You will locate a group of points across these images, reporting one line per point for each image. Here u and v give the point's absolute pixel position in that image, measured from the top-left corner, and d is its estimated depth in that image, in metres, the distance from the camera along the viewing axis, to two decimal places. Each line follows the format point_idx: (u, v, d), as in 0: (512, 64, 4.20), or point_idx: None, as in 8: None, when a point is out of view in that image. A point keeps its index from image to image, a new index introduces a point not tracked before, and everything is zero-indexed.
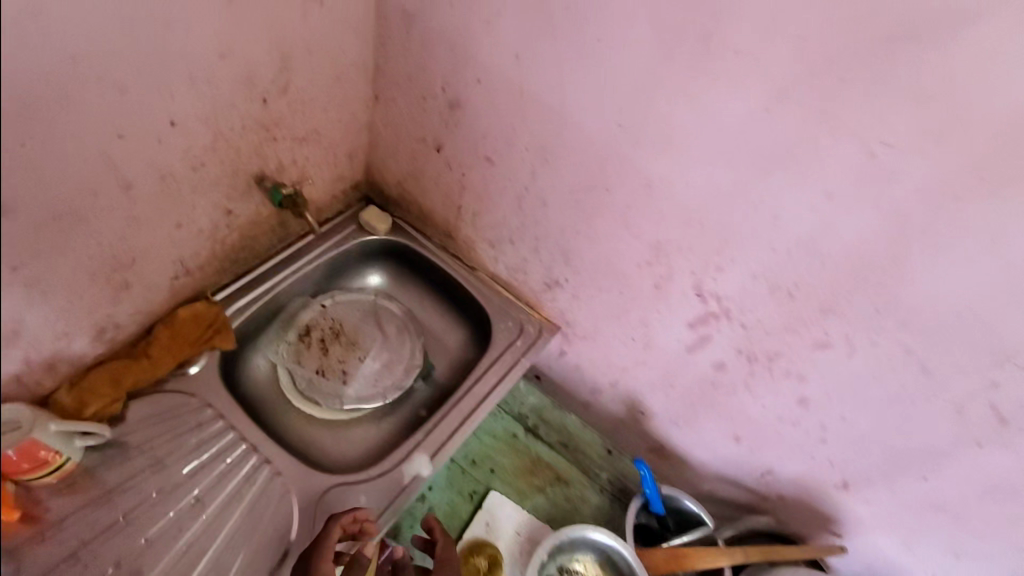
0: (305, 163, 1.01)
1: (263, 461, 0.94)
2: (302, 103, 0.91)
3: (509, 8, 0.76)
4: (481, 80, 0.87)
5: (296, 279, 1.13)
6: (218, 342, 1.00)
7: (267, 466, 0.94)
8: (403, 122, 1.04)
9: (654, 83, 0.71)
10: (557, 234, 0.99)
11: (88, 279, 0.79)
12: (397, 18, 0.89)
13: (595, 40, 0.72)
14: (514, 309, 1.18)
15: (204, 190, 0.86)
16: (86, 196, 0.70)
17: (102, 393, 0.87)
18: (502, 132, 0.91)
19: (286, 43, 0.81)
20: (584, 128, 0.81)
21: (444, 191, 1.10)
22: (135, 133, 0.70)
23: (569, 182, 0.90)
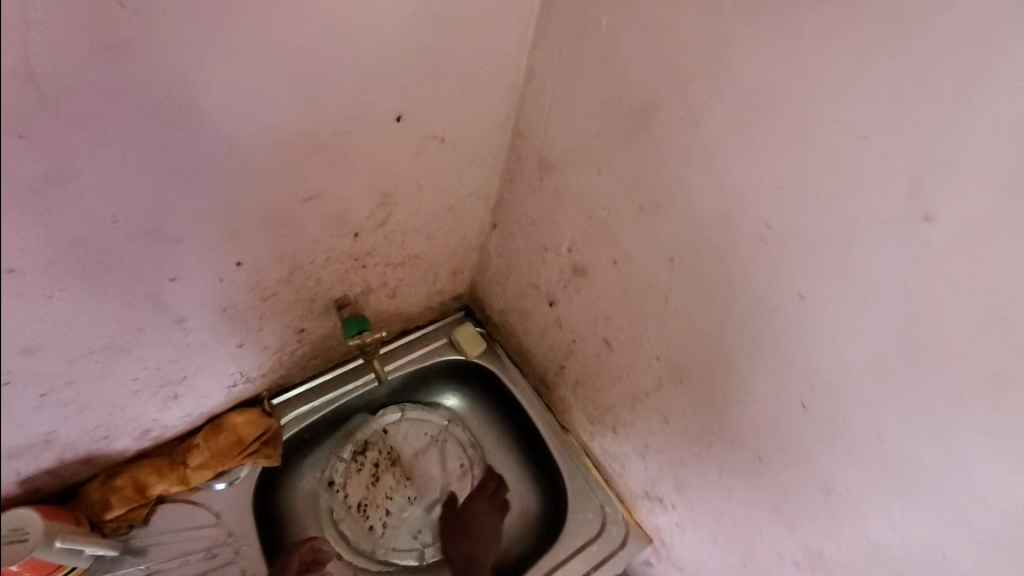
0: (398, 284, 0.88)
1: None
2: (403, 233, 0.77)
3: (675, 207, 0.54)
4: (618, 263, 0.65)
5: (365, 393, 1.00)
6: (263, 457, 0.89)
7: None
8: (519, 261, 0.86)
9: (878, 383, 0.45)
10: (673, 458, 0.75)
11: (132, 395, 0.72)
12: (532, 161, 0.71)
13: (795, 296, 0.47)
14: (601, 497, 0.95)
15: (274, 315, 0.75)
16: (130, 331, 0.62)
17: (127, 497, 0.80)
18: (629, 326, 0.69)
19: (390, 181, 0.67)
20: (745, 380, 0.57)
21: (549, 344, 0.91)
22: (192, 275, 0.60)
23: (705, 420, 0.65)
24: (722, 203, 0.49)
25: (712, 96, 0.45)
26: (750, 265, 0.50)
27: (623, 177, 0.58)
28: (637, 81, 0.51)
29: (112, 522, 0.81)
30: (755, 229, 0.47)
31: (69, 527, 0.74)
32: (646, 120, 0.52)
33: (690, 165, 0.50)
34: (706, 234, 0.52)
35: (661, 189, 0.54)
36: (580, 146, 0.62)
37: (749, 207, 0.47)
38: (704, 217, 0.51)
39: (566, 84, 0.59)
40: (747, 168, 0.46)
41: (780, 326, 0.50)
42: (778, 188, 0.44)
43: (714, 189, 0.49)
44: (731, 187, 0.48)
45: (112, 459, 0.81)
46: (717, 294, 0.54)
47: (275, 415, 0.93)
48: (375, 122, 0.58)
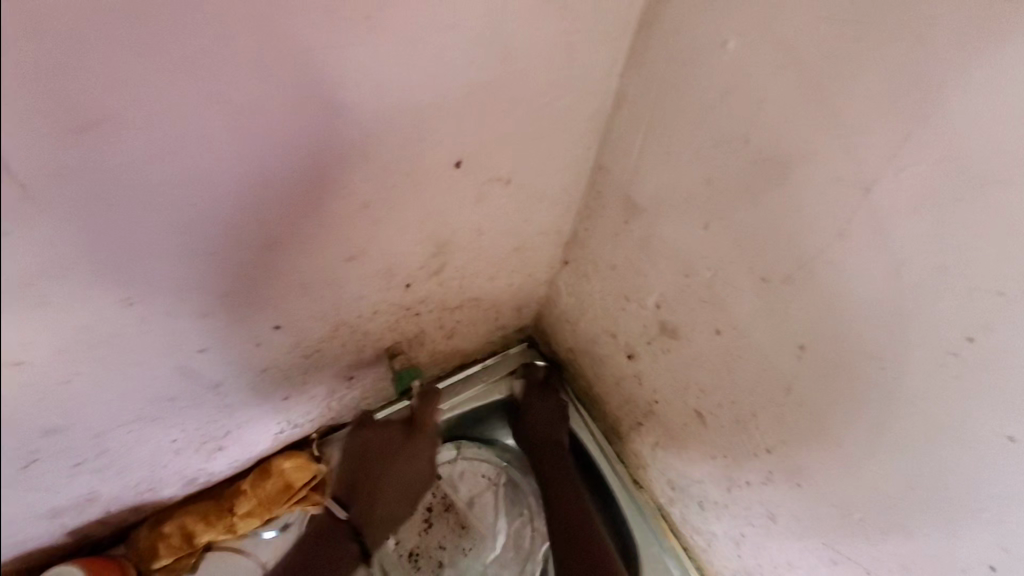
0: (455, 325, 0.79)
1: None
2: (461, 278, 0.67)
3: (814, 287, 0.41)
4: (722, 334, 0.53)
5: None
6: (311, 505, 0.82)
7: None
8: (592, 304, 0.74)
9: None
10: (777, 558, 0.62)
11: (174, 452, 0.67)
12: (616, 200, 0.58)
13: (1000, 436, 0.34)
14: (681, 567, 0.84)
15: (319, 368, 0.68)
16: (162, 401, 0.56)
17: (174, 546, 0.78)
18: (730, 406, 0.57)
19: (446, 230, 0.56)
20: (898, 510, 0.43)
21: (625, 397, 0.79)
22: (225, 344, 0.53)
23: (828, 534, 0.52)
24: (894, 298, 0.35)
25: (902, 160, 0.32)
26: (929, 383, 0.36)
27: (740, 239, 0.45)
28: (775, 124, 0.38)
29: (161, 569, 0.79)
30: (945, 342, 0.34)
31: None
32: (782, 176, 0.39)
33: (848, 242, 0.37)
34: (860, 329, 0.39)
35: (797, 263, 0.41)
36: (681, 193, 0.49)
37: (938, 311, 0.33)
38: (862, 309, 0.38)
39: (668, 118, 0.46)
40: (946, 262, 0.32)
41: (968, 465, 0.36)
42: (998, 296, 0.30)
43: (883, 278, 0.35)
44: (911, 282, 0.34)
45: (160, 505, 0.78)
46: (867, 404, 0.41)
47: (325, 456, 0.87)
48: (429, 171, 0.48)
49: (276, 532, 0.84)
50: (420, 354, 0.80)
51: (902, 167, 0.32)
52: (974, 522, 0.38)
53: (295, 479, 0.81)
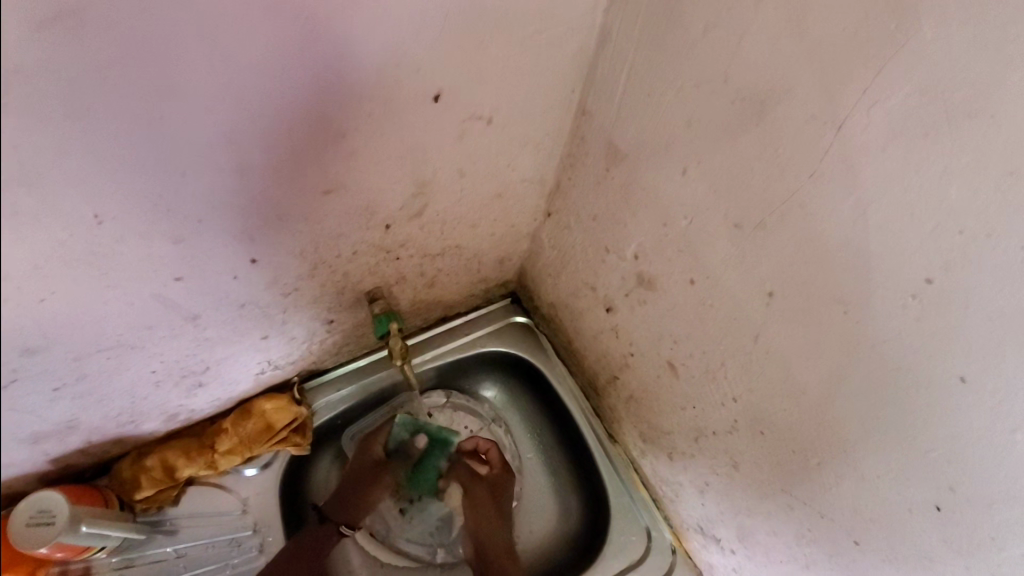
0: (437, 273, 0.79)
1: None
2: (442, 223, 0.67)
3: (785, 231, 0.41)
4: (695, 283, 0.53)
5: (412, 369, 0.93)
6: (292, 446, 0.85)
7: None
8: (573, 257, 0.75)
9: None
10: (738, 505, 0.64)
11: (154, 384, 0.68)
12: (598, 146, 0.58)
13: (952, 376, 0.34)
14: (649, 516, 0.87)
15: (299, 308, 0.68)
16: (139, 330, 0.56)
17: (156, 479, 0.79)
18: (701, 355, 0.58)
19: (426, 170, 0.56)
20: (852, 453, 0.45)
21: (602, 350, 0.80)
22: (201, 273, 0.53)
23: (786, 480, 0.54)
24: (860, 240, 0.36)
25: (876, 95, 0.31)
26: (889, 325, 0.37)
27: (716, 183, 0.45)
28: (753, 62, 0.37)
29: (142, 501, 0.80)
30: (906, 283, 0.34)
31: (96, 509, 0.74)
32: (760, 116, 0.38)
33: (819, 183, 0.36)
34: (825, 274, 0.39)
35: (769, 207, 0.41)
36: (662, 137, 0.48)
37: (901, 251, 0.34)
38: (829, 252, 0.38)
39: (651, 57, 0.46)
40: (912, 200, 0.32)
41: (921, 407, 0.37)
42: (959, 234, 0.30)
43: (850, 220, 0.36)
44: (877, 222, 0.34)
45: (142, 439, 0.79)
46: (829, 347, 0.42)
47: (306, 400, 0.88)
48: (408, 103, 0.47)
49: (256, 469, 0.85)
50: (402, 301, 0.81)
51: (875, 102, 0.31)
52: (924, 464, 0.39)
53: (277, 420, 0.82)
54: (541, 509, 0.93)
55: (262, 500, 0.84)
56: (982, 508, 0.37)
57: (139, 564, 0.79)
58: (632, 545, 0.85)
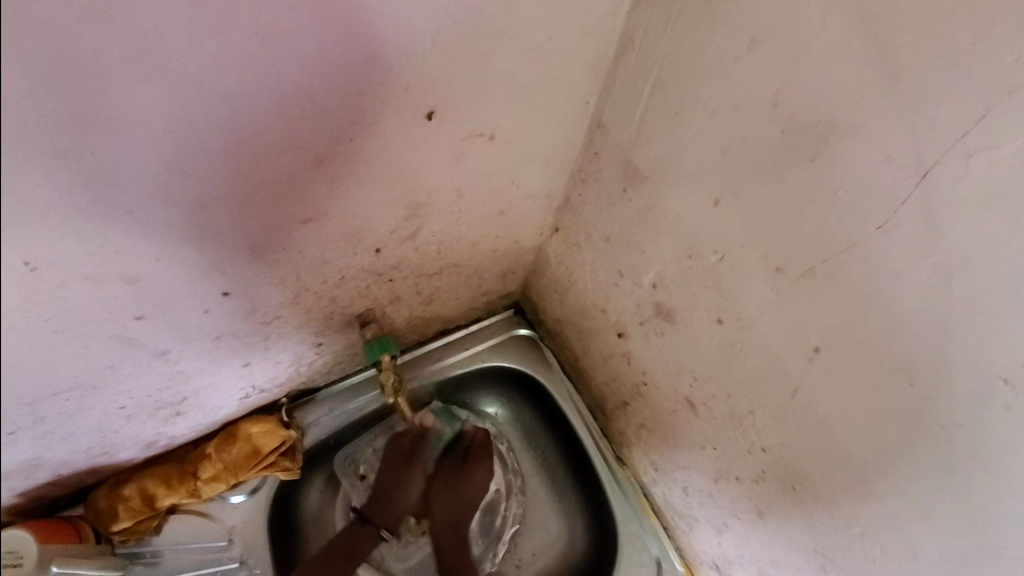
0: (434, 291, 0.73)
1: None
2: (439, 243, 0.61)
3: (841, 283, 0.35)
4: (724, 324, 0.47)
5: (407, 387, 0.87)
6: (281, 471, 0.80)
7: None
8: (583, 276, 0.68)
9: None
10: (761, 553, 0.59)
11: (126, 417, 0.62)
12: (615, 164, 0.51)
13: None
14: (658, 544, 0.82)
15: (282, 335, 0.62)
16: (100, 370, 0.50)
17: (135, 510, 0.73)
18: (726, 399, 0.52)
19: (420, 191, 0.50)
20: (905, 530, 0.39)
21: (612, 374, 0.74)
22: (165, 311, 0.47)
23: (821, 542, 0.48)
24: (941, 309, 0.29)
25: (979, 140, 0.25)
26: (967, 406, 0.31)
27: (757, 221, 0.38)
28: (813, 86, 0.31)
29: (121, 533, 0.75)
30: (997, 364, 0.28)
31: (69, 546, 0.69)
32: (818, 151, 0.32)
33: (891, 237, 0.30)
34: (890, 338, 0.33)
35: (822, 255, 0.35)
36: (692, 162, 0.42)
37: (997, 329, 0.27)
38: (898, 316, 0.32)
39: (683, 70, 0.39)
40: (1019, 271, 0.26)
41: (1003, 500, 0.32)
42: None
43: (930, 284, 0.29)
44: (966, 290, 0.28)
45: (119, 467, 0.74)
46: (887, 417, 0.36)
47: (295, 421, 0.83)
48: (397, 122, 0.40)
49: (243, 496, 0.80)
50: (396, 320, 0.75)
51: (977, 148, 0.25)
52: (998, 561, 0.34)
53: (264, 445, 0.76)
54: (545, 532, 0.89)
55: (250, 529, 0.80)
56: None
57: None
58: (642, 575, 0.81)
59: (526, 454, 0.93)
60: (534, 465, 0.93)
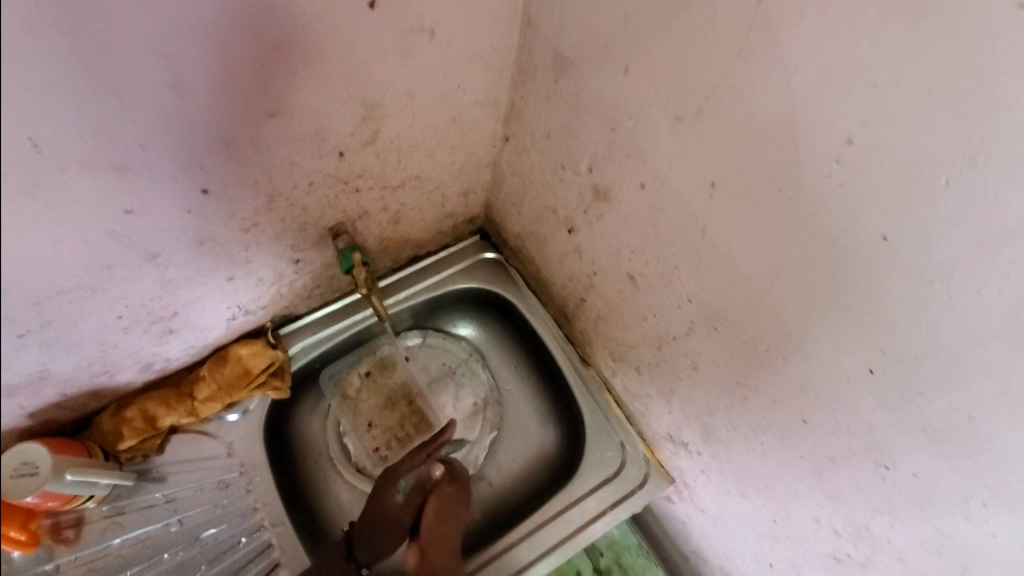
0: (400, 209, 0.79)
1: (272, 566, 0.81)
2: (398, 151, 0.67)
3: (720, 116, 0.42)
4: (646, 187, 0.54)
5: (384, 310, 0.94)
6: (272, 389, 0.86)
7: (268, 547, 0.82)
8: (533, 181, 0.75)
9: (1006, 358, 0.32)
10: (701, 407, 0.67)
11: (123, 331, 0.67)
12: (546, 57, 0.58)
13: (876, 238, 0.36)
14: (622, 433, 0.90)
15: (261, 246, 0.68)
16: (97, 272, 0.54)
17: (138, 429, 0.79)
18: (657, 262, 0.59)
19: (373, 91, 0.56)
20: (794, 332, 0.46)
21: (568, 275, 0.82)
22: (153, 207, 0.52)
23: (739, 372, 0.56)
24: (786, 113, 0.37)
25: None
26: (815, 195, 0.38)
27: (657, 77, 0.45)
28: None
29: (128, 451, 0.81)
30: (829, 148, 0.35)
31: (80, 460, 0.74)
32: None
33: (746, 58, 0.37)
34: (758, 153, 0.40)
35: (704, 93, 0.42)
36: (603, 37, 0.48)
37: (822, 116, 0.35)
38: (759, 131, 0.39)
39: None
40: (830, 62, 0.33)
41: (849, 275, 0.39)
42: (872, 88, 0.31)
43: (777, 91, 0.36)
44: (803, 90, 0.35)
45: (119, 393, 0.79)
46: (768, 230, 0.43)
47: (281, 345, 0.89)
48: (342, 13, 0.46)
49: (239, 415, 0.87)
50: (367, 239, 0.81)
51: None
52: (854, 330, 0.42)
53: (253, 365, 0.83)
54: (523, 436, 0.97)
55: (247, 444, 0.86)
56: None
57: (130, 512, 0.81)
58: (609, 460, 0.89)
59: (501, 368, 1.01)
60: (510, 377, 1.01)
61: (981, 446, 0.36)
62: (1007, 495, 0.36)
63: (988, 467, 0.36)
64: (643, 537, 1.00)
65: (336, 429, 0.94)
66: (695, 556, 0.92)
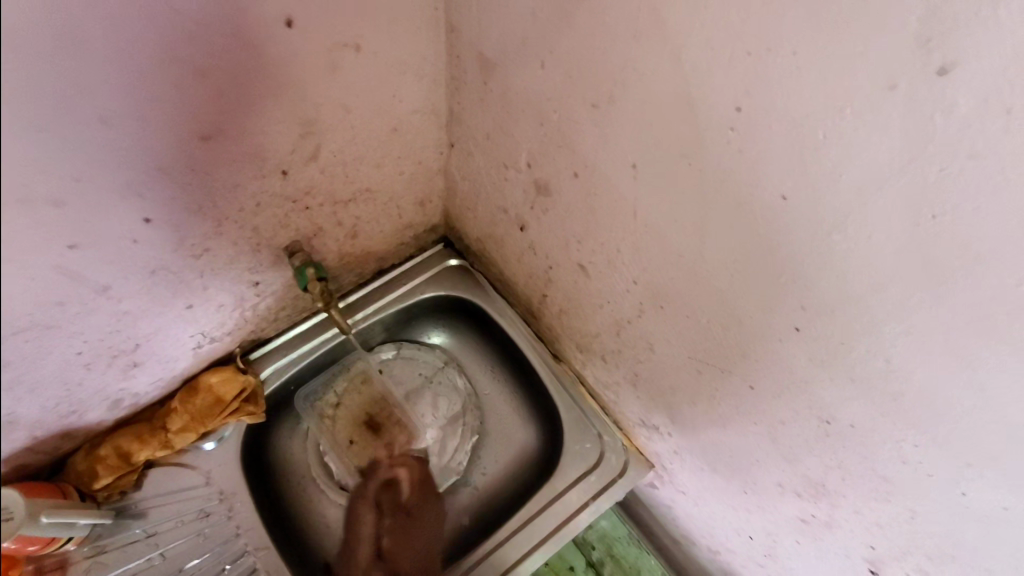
0: (356, 223, 0.80)
1: None
2: (343, 164, 0.68)
3: (628, 99, 0.43)
4: (580, 176, 0.55)
5: (354, 325, 0.94)
6: (246, 415, 0.85)
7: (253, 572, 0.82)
8: (481, 183, 0.76)
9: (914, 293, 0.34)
10: (663, 388, 0.68)
11: (86, 368, 0.68)
12: (472, 60, 0.60)
13: (776, 198, 0.38)
14: (599, 424, 0.91)
15: (217, 271, 0.69)
16: (48, 308, 0.55)
17: (113, 466, 0.79)
18: (601, 248, 0.61)
19: (307, 107, 0.57)
20: (729, 299, 0.48)
21: (528, 272, 0.83)
22: (96, 238, 0.53)
23: (690, 347, 0.58)
24: (682, 87, 0.38)
25: None
26: (720, 165, 0.40)
27: (569, 67, 0.47)
28: None
29: (104, 489, 0.80)
30: (722, 117, 0.37)
31: (55, 501, 0.74)
32: None
33: (638, 41, 0.39)
34: (665, 130, 0.42)
35: (611, 78, 0.44)
36: (517, 35, 0.50)
37: (710, 87, 0.37)
38: (662, 107, 0.41)
39: None
40: (709, 34, 0.35)
41: (764, 237, 0.41)
42: (748, 55, 0.33)
43: (670, 67, 0.38)
44: (690, 64, 0.37)
45: (90, 432, 0.79)
46: (689, 204, 0.45)
47: (252, 369, 0.89)
48: (261, 33, 0.48)
49: (214, 443, 0.86)
50: (326, 256, 0.82)
51: None
52: (779, 290, 0.43)
53: (225, 393, 0.83)
54: (504, 438, 0.97)
55: (225, 471, 0.86)
56: (823, 316, 0.41)
57: (111, 550, 0.80)
58: (589, 453, 0.90)
59: (479, 372, 1.02)
60: (488, 380, 1.01)
61: (902, 388, 0.40)
62: (935, 432, 0.40)
63: (912, 411, 0.40)
64: (633, 526, 1.01)
65: (316, 448, 0.94)
66: (685, 539, 0.92)
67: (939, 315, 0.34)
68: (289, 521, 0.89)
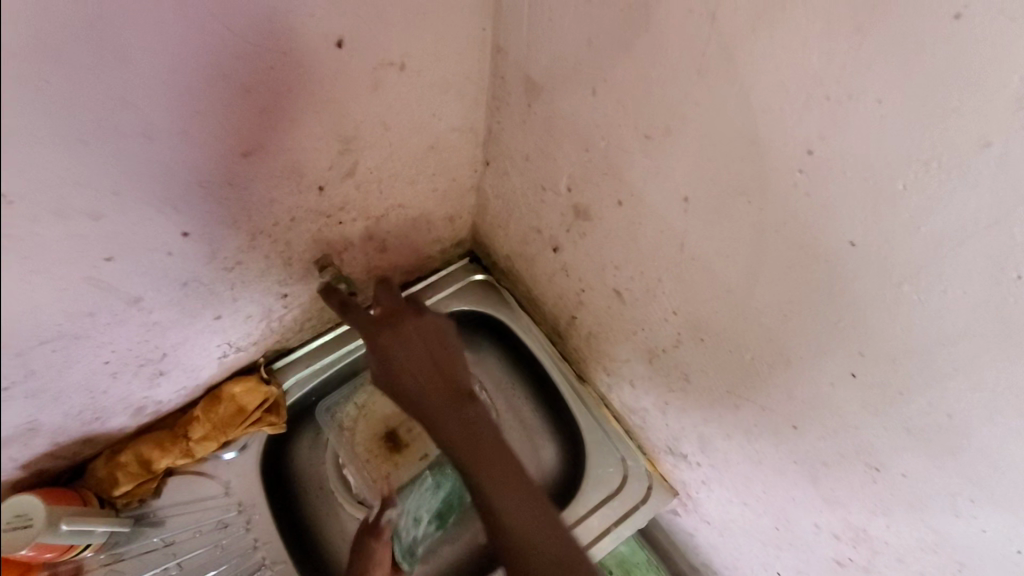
0: (387, 237, 0.79)
1: None
2: (379, 181, 0.67)
3: (686, 133, 0.42)
4: (624, 204, 0.54)
5: None
6: (267, 426, 0.85)
7: None
8: (516, 203, 0.75)
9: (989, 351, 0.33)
10: (695, 418, 0.67)
11: (113, 376, 0.67)
12: (517, 82, 0.59)
13: (843, 243, 0.36)
14: (622, 448, 0.89)
15: (247, 284, 0.69)
16: (81, 319, 0.54)
17: (133, 474, 0.79)
18: (641, 276, 0.59)
19: (347, 125, 0.57)
20: (781, 342, 0.47)
21: (558, 293, 0.82)
22: (131, 251, 0.52)
23: (729, 381, 0.56)
24: (748, 127, 0.37)
25: None
26: (782, 205, 0.39)
27: (623, 97, 0.46)
28: None
29: (123, 496, 0.80)
30: (792, 157, 0.36)
31: (75, 508, 0.73)
32: (646, 22, 0.40)
33: (705, 77, 0.38)
34: (724, 168, 0.41)
35: (669, 111, 0.42)
36: (569, 64, 0.49)
37: (780, 128, 0.35)
38: (725, 145, 0.40)
39: None
40: (783, 77, 0.33)
41: (825, 279, 0.39)
42: (825, 99, 0.32)
43: (738, 104, 0.37)
44: (759, 106, 0.36)
45: (112, 439, 0.78)
46: (745, 241, 0.43)
47: (275, 379, 0.89)
48: (309, 52, 0.48)
49: (235, 452, 0.86)
50: (355, 269, 0.81)
51: None
52: (836, 335, 0.41)
53: (247, 403, 0.83)
54: None
55: (245, 482, 0.86)
56: (883, 364, 0.39)
57: (128, 558, 0.80)
58: (612, 478, 0.87)
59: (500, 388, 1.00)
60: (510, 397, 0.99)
61: (965, 444, 0.38)
62: (996, 491, 0.38)
63: (974, 468, 0.39)
64: (652, 552, 0.99)
65: (334, 460, 0.92)
66: (707, 570, 0.91)
67: (1015, 376, 0.33)
68: (306, 533, 0.88)
